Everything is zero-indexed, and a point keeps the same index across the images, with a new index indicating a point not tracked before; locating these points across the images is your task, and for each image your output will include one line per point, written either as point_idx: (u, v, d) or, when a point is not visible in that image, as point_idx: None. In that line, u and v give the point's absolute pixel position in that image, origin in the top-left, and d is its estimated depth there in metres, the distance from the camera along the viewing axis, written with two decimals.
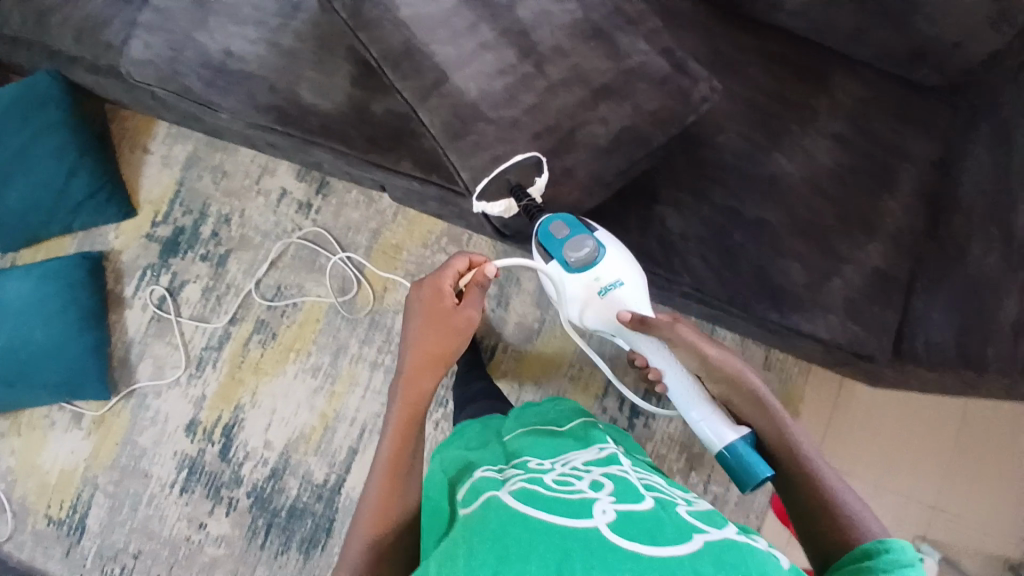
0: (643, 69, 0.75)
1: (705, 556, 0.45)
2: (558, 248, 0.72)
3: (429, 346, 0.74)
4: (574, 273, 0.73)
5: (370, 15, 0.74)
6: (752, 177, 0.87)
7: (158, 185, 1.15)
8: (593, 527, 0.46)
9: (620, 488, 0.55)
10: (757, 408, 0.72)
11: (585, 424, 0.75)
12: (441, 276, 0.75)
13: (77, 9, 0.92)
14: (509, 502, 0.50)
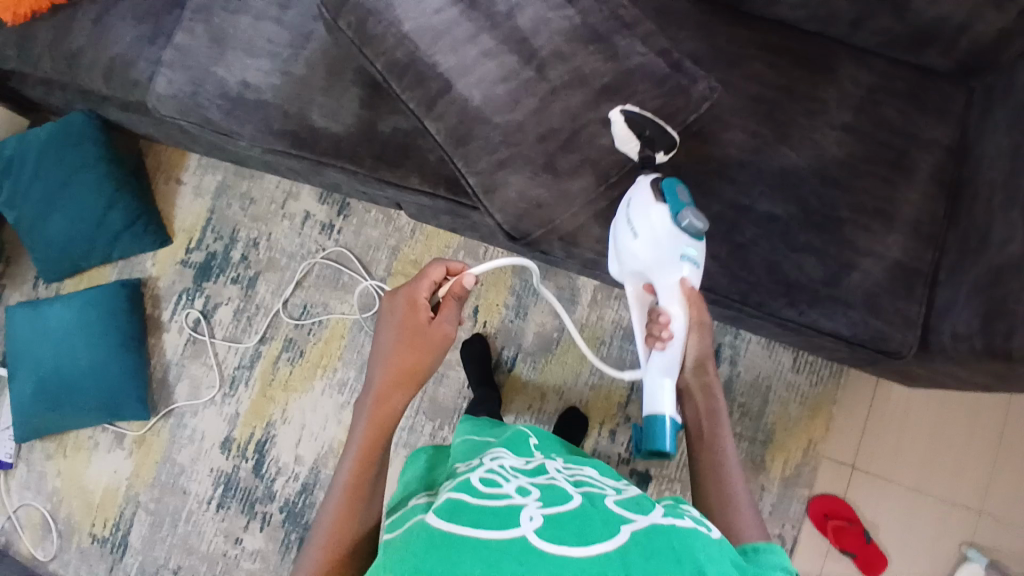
0: (641, 70, 0.77)
1: (632, 548, 0.51)
2: (678, 205, 0.70)
3: (403, 355, 0.78)
4: (676, 232, 0.69)
5: (375, 32, 0.76)
6: (761, 172, 0.87)
7: (191, 213, 1.21)
8: (521, 536, 0.50)
9: (545, 492, 0.59)
10: (709, 417, 0.74)
11: (520, 432, 0.80)
12: (418, 287, 0.81)
13: (105, 50, 0.98)
14: (438, 524, 0.52)
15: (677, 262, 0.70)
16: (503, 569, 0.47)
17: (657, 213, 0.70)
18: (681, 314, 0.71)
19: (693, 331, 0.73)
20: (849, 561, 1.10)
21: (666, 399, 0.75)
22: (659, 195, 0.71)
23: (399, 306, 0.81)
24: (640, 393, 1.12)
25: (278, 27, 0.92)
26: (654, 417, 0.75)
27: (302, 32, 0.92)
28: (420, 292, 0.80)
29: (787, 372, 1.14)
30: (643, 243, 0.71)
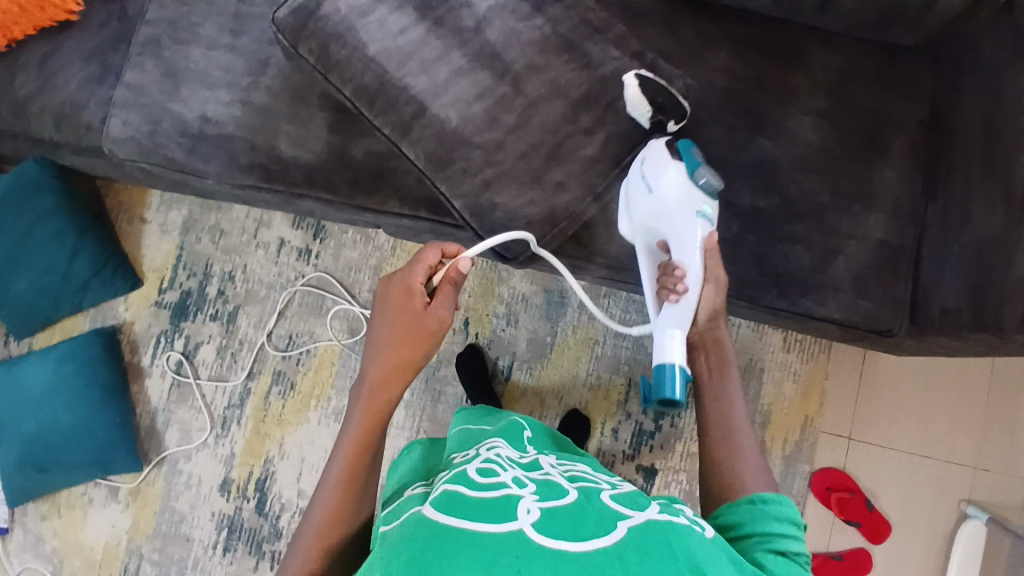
0: (619, 76, 0.75)
1: (629, 544, 0.49)
2: (692, 160, 0.69)
3: (396, 347, 0.74)
4: (692, 185, 0.69)
5: (340, 57, 0.73)
6: (740, 164, 0.87)
7: (160, 252, 1.17)
8: (518, 530, 0.49)
9: (544, 484, 0.58)
10: (719, 372, 0.70)
11: (514, 424, 0.80)
12: (411, 272, 0.74)
13: (50, 96, 0.93)
14: (434, 518, 0.52)
15: (691, 215, 0.68)
16: (496, 565, 0.47)
17: (672, 168, 0.69)
18: (696, 265, 0.68)
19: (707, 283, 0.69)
20: (854, 530, 1.13)
21: (679, 348, 0.68)
22: (673, 154, 0.71)
23: (393, 292, 0.75)
24: (637, 389, 1.12)
25: (233, 55, 0.89)
26: (661, 365, 0.69)
27: (259, 59, 0.88)
28: (414, 278, 0.74)
29: (777, 352, 1.16)
30: (657, 198, 0.70)
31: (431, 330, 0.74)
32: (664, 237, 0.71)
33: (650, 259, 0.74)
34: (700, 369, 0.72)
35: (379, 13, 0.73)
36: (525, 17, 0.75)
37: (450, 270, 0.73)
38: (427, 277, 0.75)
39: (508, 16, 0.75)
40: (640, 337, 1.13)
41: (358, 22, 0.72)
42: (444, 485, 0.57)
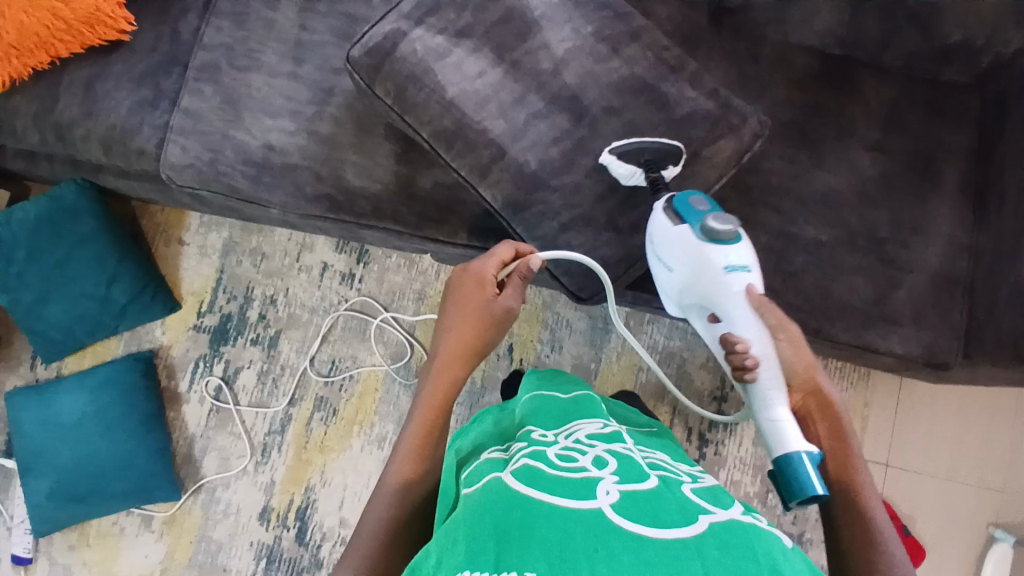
0: (696, 116, 0.75)
1: (710, 539, 0.47)
2: (694, 217, 0.69)
3: (465, 334, 0.74)
4: (707, 246, 0.68)
5: (418, 98, 0.75)
6: (803, 199, 0.88)
7: (199, 275, 1.15)
8: (596, 508, 0.50)
9: (623, 468, 0.59)
10: (835, 435, 0.67)
11: (589, 398, 0.81)
12: (484, 264, 0.74)
13: (98, 120, 0.89)
14: (513, 486, 0.54)
15: (722, 277, 0.68)
16: (577, 535, 0.47)
17: (677, 234, 0.69)
18: (759, 333, 0.68)
19: (779, 338, 0.68)
20: None
21: (792, 428, 0.66)
22: (674, 218, 0.70)
23: (466, 281, 0.75)
24: (682, 417, 1.13)
25: (295, 83, 0.87)
26: (787, 457, 0.64)
27: (323, 88, 0.87)
28: (487, 269, 0.74)
29: None
30: (683, 273, 0.70)
31: (501, 319, 0.75)
32: (715, 309, 0.70)
33: (712, 331, 0.73)
34: (813, 434, 0.68)
35: (457, 55, 0.75)
36: (602, 58, 0.75)
37: (523, 263, 0.73)
38: (498, 270, 0.75)
39: (586, 56, 0.75)
40: (685, 364, 1.14)
41: (437, 64, 0.75)
42: (524, 460, 0.60)
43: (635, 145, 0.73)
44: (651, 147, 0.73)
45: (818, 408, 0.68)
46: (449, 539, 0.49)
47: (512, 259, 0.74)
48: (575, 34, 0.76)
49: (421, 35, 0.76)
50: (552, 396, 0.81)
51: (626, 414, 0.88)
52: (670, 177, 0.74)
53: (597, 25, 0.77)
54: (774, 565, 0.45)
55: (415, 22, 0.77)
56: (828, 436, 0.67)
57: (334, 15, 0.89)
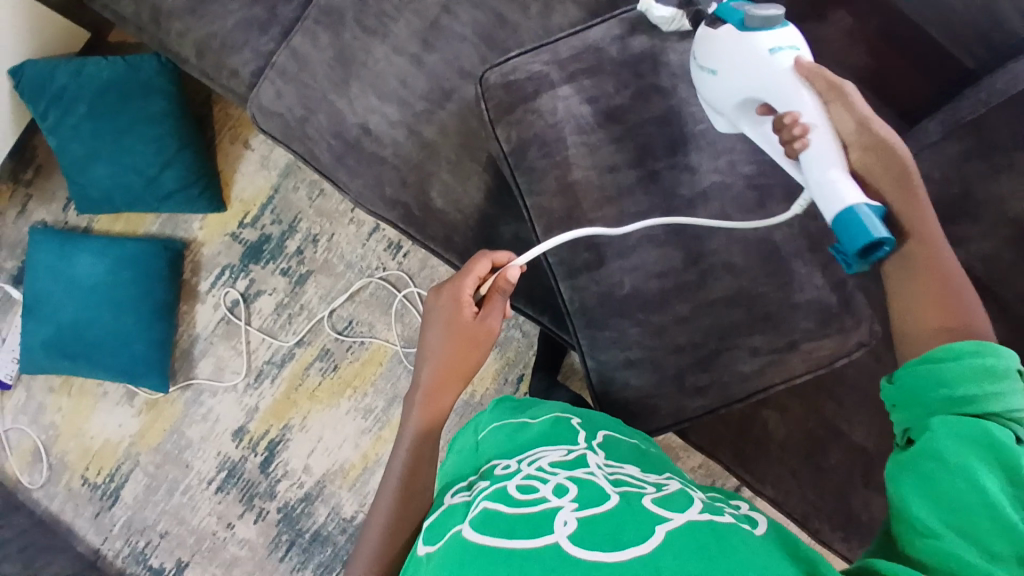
0: (813, 306, 0.70)
1: (668, 550, 0.43)
2: (735, 14, 0.59)
3: (445, 358, 0.69)
4: (749, 35, 0.58)
5: (536, 162, 0.69)
6: (868, 403, 0.81)
7: (253, 186, 1.11)
8: (551, 543, 0.45)
9: (585, 487, 0.53)
10: (902, 188, 0.57)
11: (559, 417, 0.69)
12: (460, 283, 0.69)
13: (200, 22, 0.81)
14: (468, 539, 0.49)
15: (768, 59, 0.57)
16: None
17: (716, 37, 0.60)
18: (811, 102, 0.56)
19: (830, 103, 0.57)
20: None
21: (845, 183, 0.54)
22: (712, 25, 0.61)
23: (440, 303, 0.70)
24: None
25: (416, 70, 0.79)
26: (840, 217, 0.53)
27: (442, 88, 0.79)
28: (463, 290, 0.69)
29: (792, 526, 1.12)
30: (727, 69, 0.59)
31: (481, 339, 0.69)
32: (765, 98, 0.58)
33: (760, 128, 0.62)
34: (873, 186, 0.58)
35: (597, 138, 0.69)
36: (746, 208, 0.69)
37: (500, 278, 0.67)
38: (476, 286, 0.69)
39: (730, 200, 0.69)
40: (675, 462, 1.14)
41: (572, 137, 0.69)
42: (483, 502, 0.54)
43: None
44: None
45: (881, 161, 0.57)
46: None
47: (488, 274, 0.69)
48: (728, 169, 0.69)
49: (568, 95, 0.69)
50: (521, 425, 0.69)
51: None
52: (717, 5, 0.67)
53: (755, 168, 0.70)
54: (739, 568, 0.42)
55: (566, 78, 0.70)
56: (895, 190, 0.57)
57: (483, 10, 0.78)
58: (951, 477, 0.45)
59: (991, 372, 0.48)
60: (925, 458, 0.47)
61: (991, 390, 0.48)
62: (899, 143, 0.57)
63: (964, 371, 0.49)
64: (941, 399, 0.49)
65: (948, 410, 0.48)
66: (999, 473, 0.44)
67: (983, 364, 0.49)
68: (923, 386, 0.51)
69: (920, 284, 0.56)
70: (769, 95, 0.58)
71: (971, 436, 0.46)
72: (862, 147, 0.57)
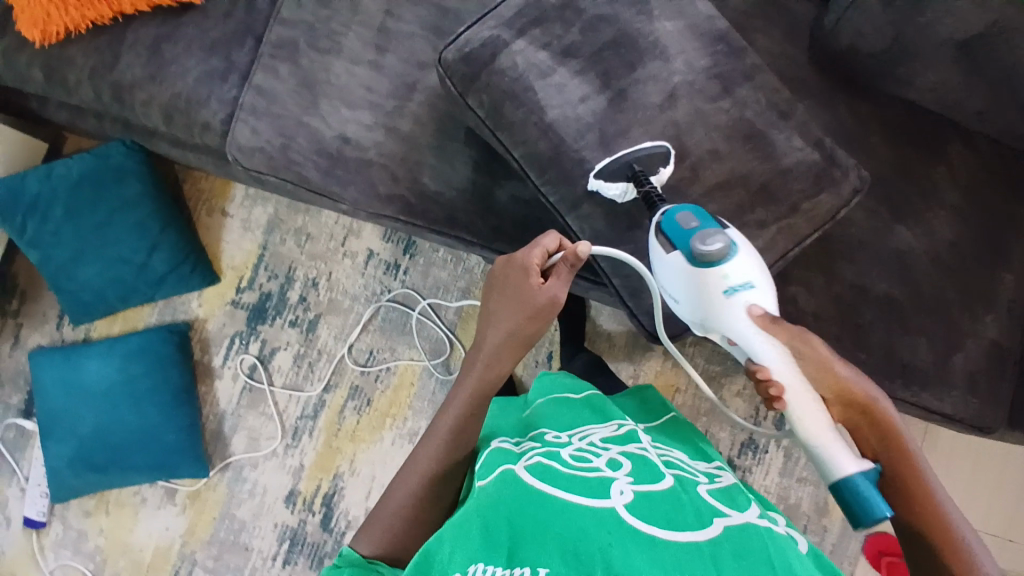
0: (801, 167, 0.74)
1: (725, 545, 0.45)
2: (684, 243, 0.60)
3: (511, 329, 0.67)
4: (701, 272, 0.60)
5: (513, 117, 0.73)
6: (880, 253, 0.85)
7: (241, 250, 1.12)
8: (610, 508, 0.47)
9: (639, 466, 0.54)
10: (895, 447, 0.59)
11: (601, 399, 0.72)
12: (528, 254, 0.65)
13: (162, 86, 0.85)
14: (525, 478, 0.51)
15: (725, 301, 0.60)
16: (591, 539, 0.44)
17: (672, 264, 0.62)
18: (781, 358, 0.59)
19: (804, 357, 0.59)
20: None
21: (837, 452, 0.58)
22: (665, 244, 0.63)
23: (508, 271, 0.67)
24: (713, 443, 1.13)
25: (377, 74, 0.83)
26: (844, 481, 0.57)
27: (406, 83, 0.83)
28: (531, 261, 0.65)
29: None
30: (689, 299, 0.62)
31: (548, 312, 0.66)
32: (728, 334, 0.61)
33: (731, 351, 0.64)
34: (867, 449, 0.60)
35: (559, 78, 0.73)
36: (713, 97, 0.74)
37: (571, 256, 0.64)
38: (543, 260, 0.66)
39: (697, 94, 0.74)
40: (721, 391, 1.14)
41: (537, 83, 0.73)
42: (536, 456, 0.55)
43: (622, 159, 0.71)
44: (640, 156, 0.71)
45: (868, 422, 0.59)
46: (462, 531, 0.47)
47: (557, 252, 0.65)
48: (687, 67, 0.74)
49: (523, 48, 0.74)
50: (564, 400, 0.71)
51: (649, 393, 0.80)
52: (663, 179, 0.70)
53: (710, 60, 0.75)
54: (788, 568, 0.44)
55: (517, 34, 0.74)
56: (885, 448, 0.59)
57: (423, 4, 0.84)
58: None
59: None
60: None
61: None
62: (886, 407, 0.59)
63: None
64: None
65: None
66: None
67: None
68: None
69: (930, 530, 0.58)
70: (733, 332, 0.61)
71: None
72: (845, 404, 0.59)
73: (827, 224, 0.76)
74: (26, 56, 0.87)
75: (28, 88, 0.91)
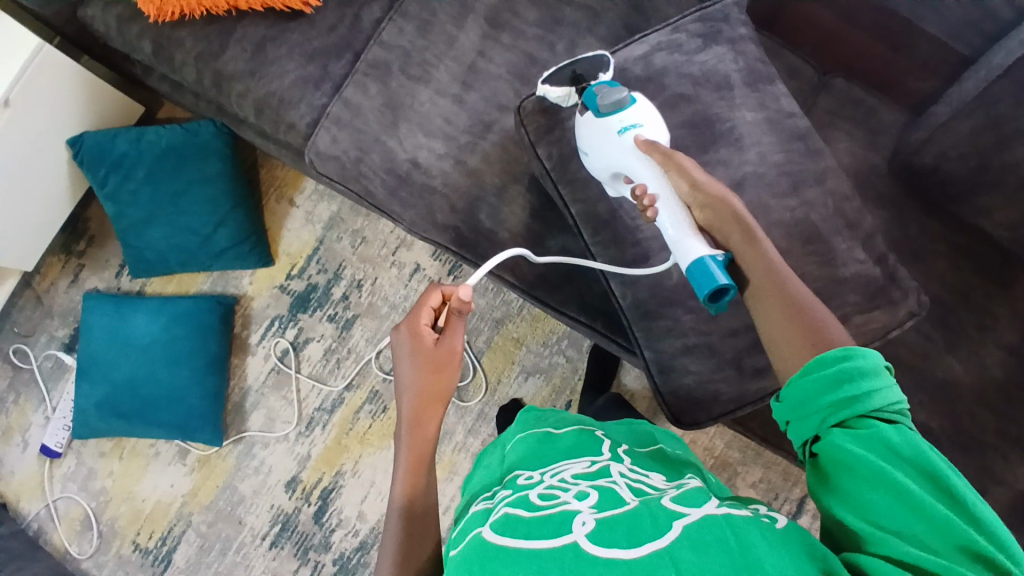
0: (856, 280, 0.73)
1: (683, 545, 0.42)
2: (592, 99, 0.67)
3: (424, 392, 0.65)
4: (599, 118, 0.66)
5: (578, 175, 0.75)
6: (925, 380, 0.82)
7: (298, 239, 1.17)
8: (569, 543, 0.43)
9: (606, 495, 0.51)
10: (747, 240, 0.61)
11: (583, 428, 0.69)
12: (415, 315, 0.66)
13: (259, 83, 0.91)
14: (488, 537, 0.47)
15: (616, 138, 0.65)
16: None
17: (582, 122, 0.68)
18: (651, 172, 0.63)
19: (670, 171, 0.63)
20: None
21: (693, 240, 0.60)
22: (581, 110, 0.69)
23: (400, 337, 0.67)
24: None
25: (458, 108, 0.87)
26: (693, 264, 0.59)
27: (483, 121, 0.86)
28: (418, 322, 0.65)
29: None
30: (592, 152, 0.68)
31: (447, 360, 0.65)
32: (621, 168, 0.66)
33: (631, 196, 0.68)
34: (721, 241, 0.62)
35: None
36: (780, 194, 0.74)
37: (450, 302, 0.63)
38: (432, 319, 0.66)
39: (764, 187, 0.74)
40: (735, 478, 1.12)
41: None
42: (504, 507, 0.52)
43: (565, 67, 0.73)
44: (581, 63, 0.73)
45: (717, 217, 0.62)
46: None
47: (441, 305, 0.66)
48: (758, 160, 0.75)
49: None
50: (546, 433, 0.69)
51: (639, 425, 0.76)
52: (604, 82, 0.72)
53: (783, 158, 0.75)
54: (746, 553, 0.40)
55: None
56: (740, 239, 0.61)
57: (516, 51, 0.87)
58: (874, 486, 0.45)
59: (860, 372, 0.49)
60: (845, 478, 0.47)
61: (864, 389, 0.49)
62: (728, 197, 0.62)
63: (829, 375, 0.50)
64: (831, 409, 0.49)
65: (838, 416, 0.49)
66: (914, 477, 0.45)
67: (853, 364, 0.50)
68: (803, 402, 0.51)
69: (782, 318, 0.58)
70: (622, 165, 0.65)
71: (872, 445, 0.47)
72: (702, 205, 0.62)
73: (875, 342, 0.75)
74: (138, 29, 0.94)
75: (134, 55, 0.98)
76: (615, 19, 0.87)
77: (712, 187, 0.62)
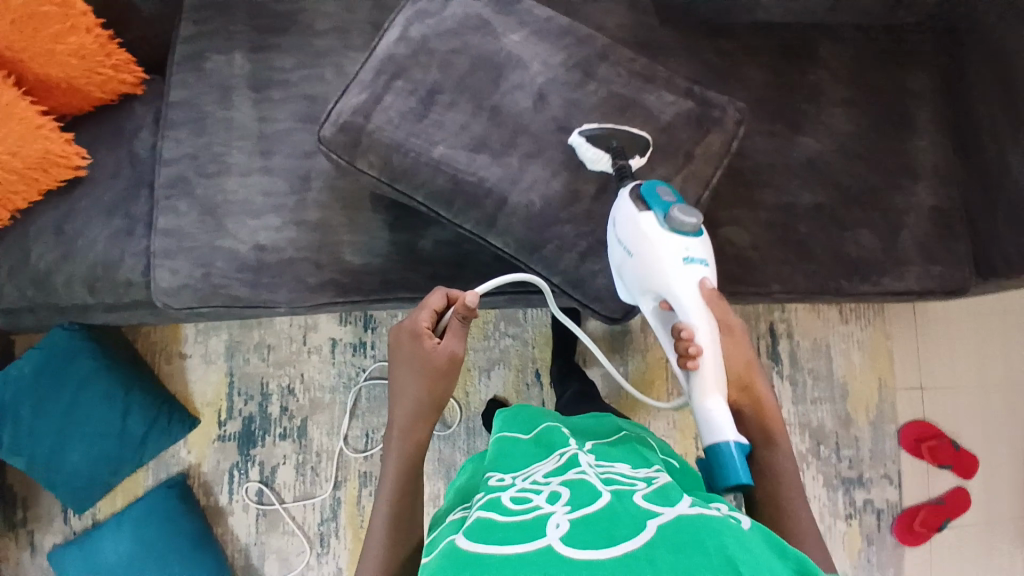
0: (683, 117, 0.77)
1: (661, 545, 0.41)
2: (662, 207, 0.65)
3: (416, 396, 0.67)
4: (666, 235, 0.65)
5: (404, 166, 0.75)
6: (793, 166, 0.87)
7: (209, 384, 1.12)
8: (545, 547, 0.42)
9: (579, 489, 0.49)
10: (767, 439, 0.65)
11: (554, 428, 0.66)
12: (417, 317, 0.66)
13: (77, 263, 0.87)
14: (464, 545, 0.46)
15: (680, 266, 0.65)
16: None
17: (641, 220, 0.66)
18: (705, 323, 0.64)
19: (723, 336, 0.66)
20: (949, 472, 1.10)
21: (730, 419, 0.62)
22: (638, 204, 0.67)
23: (402, 342, 0.68)
24: None
25: (270, 177, 0.85)
26: (718, 446, 0.61)
27: (299, 175, 0.85)
28: (420, 324, 0.66)
29: (838, 325, 1.14)
30: (639, 259, 0.66)
31: (449, 367, 0.66)
32: (665, 295, 0.66)
33: (660, 318, 0.69)
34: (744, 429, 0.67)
35: (436, 115, 0.75)
36: (578, 85, 0.77)
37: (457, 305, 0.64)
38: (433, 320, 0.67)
39: (562, 87, 0.76)
40: None
41: (416, 129, 0.75)
42: (478, 512, 0.50)
43: (609, 131, 0.75)
44: (622, 135, 0.75)
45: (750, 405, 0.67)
46: None
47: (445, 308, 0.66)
48: (545, 68, 0.77)
49: (392, 101, 0.76)
50: (514, 438, 0.66)
51: (606, 417, 0.72)
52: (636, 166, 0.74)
53: (564, 55, 0.78)
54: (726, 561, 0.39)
55: (382, 92, 0.76)
56: (758, 430, 0.66)
57: (293, 99, 0.87)
58: None
59: None
60: None
61: None
62: (768, 402, 0.67)
63: None
64: None
65: None
66: None
67: None
68: None
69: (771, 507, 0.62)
70: (671, 293, 0.65)
71: None
72: (739, 385, 0.67)
73: (725, 160, 0.79)
74: None
75: None
76: (363, 25, 0.89)
77: (757, 384, 0.67)
